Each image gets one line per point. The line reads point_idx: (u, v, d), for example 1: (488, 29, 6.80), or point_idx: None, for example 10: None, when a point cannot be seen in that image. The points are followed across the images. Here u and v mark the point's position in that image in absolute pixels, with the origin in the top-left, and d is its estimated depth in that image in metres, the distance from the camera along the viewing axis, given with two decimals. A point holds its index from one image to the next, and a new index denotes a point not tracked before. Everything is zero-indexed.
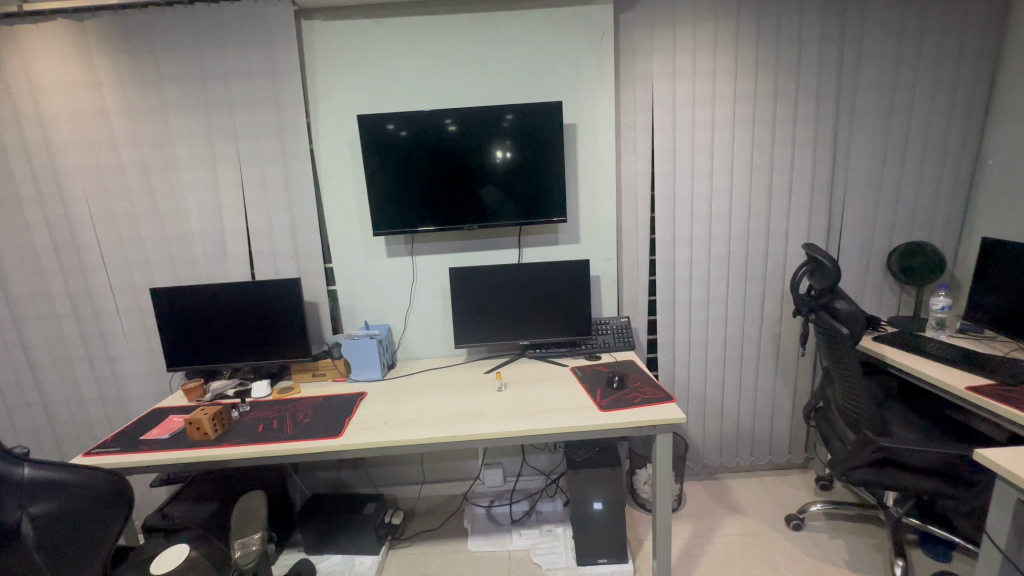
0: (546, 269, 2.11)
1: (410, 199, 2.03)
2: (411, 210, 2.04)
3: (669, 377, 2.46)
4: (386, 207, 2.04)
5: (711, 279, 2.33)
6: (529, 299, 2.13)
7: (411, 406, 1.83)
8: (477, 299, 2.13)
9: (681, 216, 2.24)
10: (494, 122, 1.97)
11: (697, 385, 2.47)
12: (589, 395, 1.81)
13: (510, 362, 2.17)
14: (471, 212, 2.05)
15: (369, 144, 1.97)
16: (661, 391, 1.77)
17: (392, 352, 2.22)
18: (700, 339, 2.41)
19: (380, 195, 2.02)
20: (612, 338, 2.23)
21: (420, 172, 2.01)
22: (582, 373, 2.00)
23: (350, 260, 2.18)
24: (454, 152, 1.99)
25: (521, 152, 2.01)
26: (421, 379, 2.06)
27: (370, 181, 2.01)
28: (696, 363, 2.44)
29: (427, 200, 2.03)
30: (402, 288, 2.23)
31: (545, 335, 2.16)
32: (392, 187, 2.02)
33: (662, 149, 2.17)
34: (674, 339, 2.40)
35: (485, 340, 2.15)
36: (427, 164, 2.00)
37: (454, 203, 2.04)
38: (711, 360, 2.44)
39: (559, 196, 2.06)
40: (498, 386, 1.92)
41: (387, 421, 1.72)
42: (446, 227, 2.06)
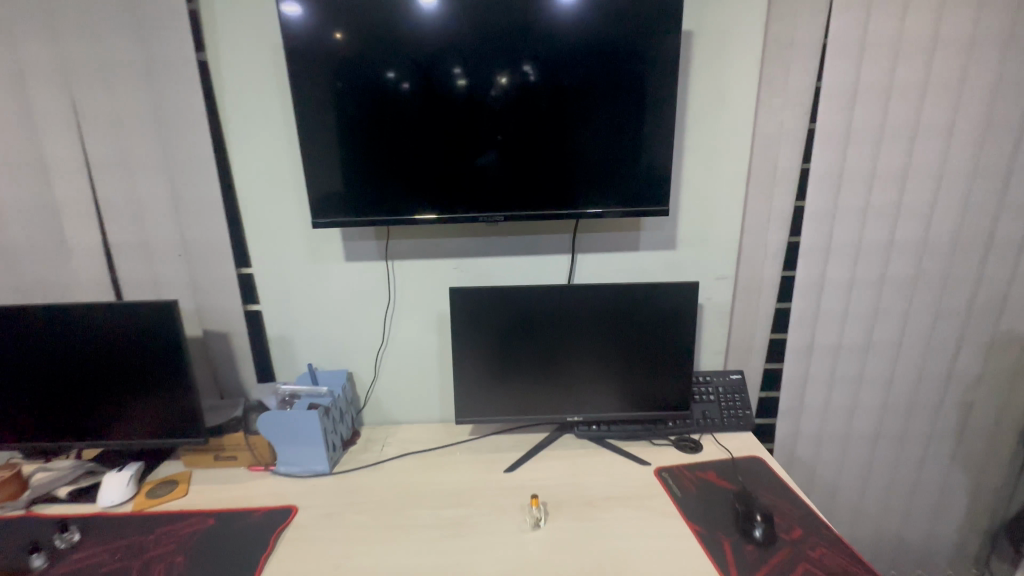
0: (617, 302, 1.23)
1: (373, 161, 1.12)
2: (376, 179, 1.13)
3: (787, 457, 1.58)
4: (327, 177, 1.13)
5: (878, 313, 1.42)
6: (585, 353, 1.26)
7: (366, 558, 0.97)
8: (495, 344, 1.24)
9: (847, 210, 1.31)
10: (551, 23, 1.05)
11: (826, 470, 1.61)
12: (713, 561, 0.94)
13: (546, 447, 1.30)
14: (475, 199, 1.15)
15: (299, 55, 1.05)
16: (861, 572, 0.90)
17: (351, 419, 1.35)
18: (843, 404, 1.52)
19: (323, 158, 1.12)
20: (715, 411, 1.35)
21: (389, 106, 1.08)
22: (679, 488, 1.14)
23: (280, 266, 1.29)
24: (462, 83, 1.07)
25: (572, 72, 1.08)
26: (395, 479, 1.20)
27: (304, 129, 1.10)
28: (830, 440, 1.56)
29: (399, 169, 1.13)
30: (370, 314, 1.34)
31: (608, 408, 1.28)
32: (337, 134, 1.10)
33: (836, 88, 1.21)
34: (803, 403, 1.51)
35: (506, 412, 1.28)
36: (405, 101, 1.08)
37: (444, 180, 1.14)
38: (854, 436, 1.56)
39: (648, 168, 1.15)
40: (529, 519, 1.05)
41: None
42: (438, 216, 1.15)
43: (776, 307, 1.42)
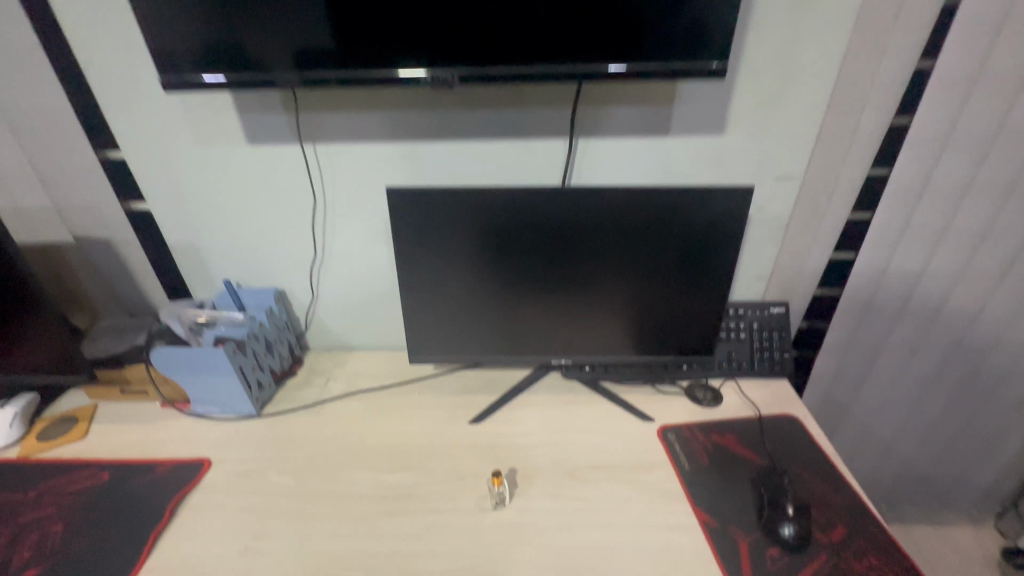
0: (628, 213, 0.87)
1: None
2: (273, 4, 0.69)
3: (822, 398, 1.32)
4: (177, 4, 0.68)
5: (992, 230, 1.03)
6: (579, 280, 0.93)
7: (278, 540, 0.78)
8: (456, 265, 0.92)
9: (991, 76, 0.86)
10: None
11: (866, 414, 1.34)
12: (725, 573, 0.71)
13: (525, 391, 1.04)
14: (434, 35, 0.71)
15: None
16: None
17: (287, 348, 1.09)
18: (910, 344, 1.20)
19: None
20: (743, 353, 1.05)
21: None
22: (686, 459, 0.88)
23: (158, 148, 0.92)
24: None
25: None
26: (332, 428, 0.97)
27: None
28: (878, 382, 1.27)
29: None
30: (294, 218, 1.00)
31: (606, 346, 1.00)
32: None
33: None
34: (855, 339, 1.20)
35: (473, 349, 1.00)
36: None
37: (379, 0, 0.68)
38: (911, 380, 1.26)
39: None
40: (492, 498, 0.82)
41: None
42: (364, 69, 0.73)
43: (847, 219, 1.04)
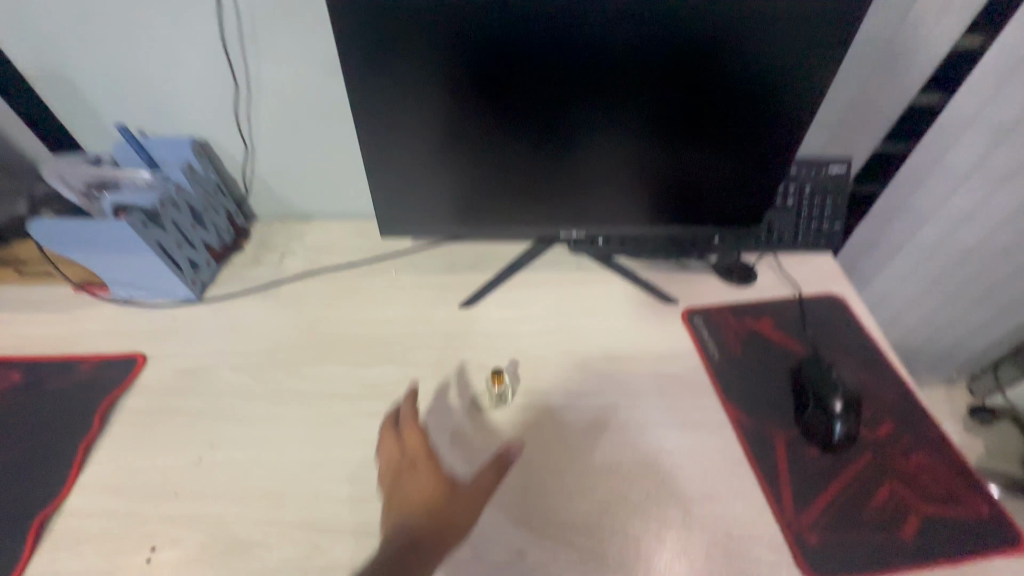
0: (671, 19, 0.61)
1: None
2: None
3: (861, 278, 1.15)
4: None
5: None
6: (597, 124, 0.70)
7: (236, 446, 0.65)
8: (432, 100, 0.67)
9: None
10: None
11: (908, 304, 1.18)
12: (757, 473, 0.63)
13: (526, 269, 0.87)
14: None
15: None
16: (970, 502, 0.60)
17: (224, 219, 0.86)
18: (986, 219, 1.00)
19: None
20: (788, 224, 0.87)
21: None
22: (715, 347, 0.76)
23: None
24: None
25: None
26: (294, 314, 0.80)
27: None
28: (927, 264, 1.09)
29: None
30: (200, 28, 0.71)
31: (624, 214, 0.81)
32: None
33: None
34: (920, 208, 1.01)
35: (460, 218, 0.80)
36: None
37: None
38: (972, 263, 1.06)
39: None
40: (488, 399, 0.70)
41: (150, 548, 0.57)
42: None
43: (952, 42, 0.78)
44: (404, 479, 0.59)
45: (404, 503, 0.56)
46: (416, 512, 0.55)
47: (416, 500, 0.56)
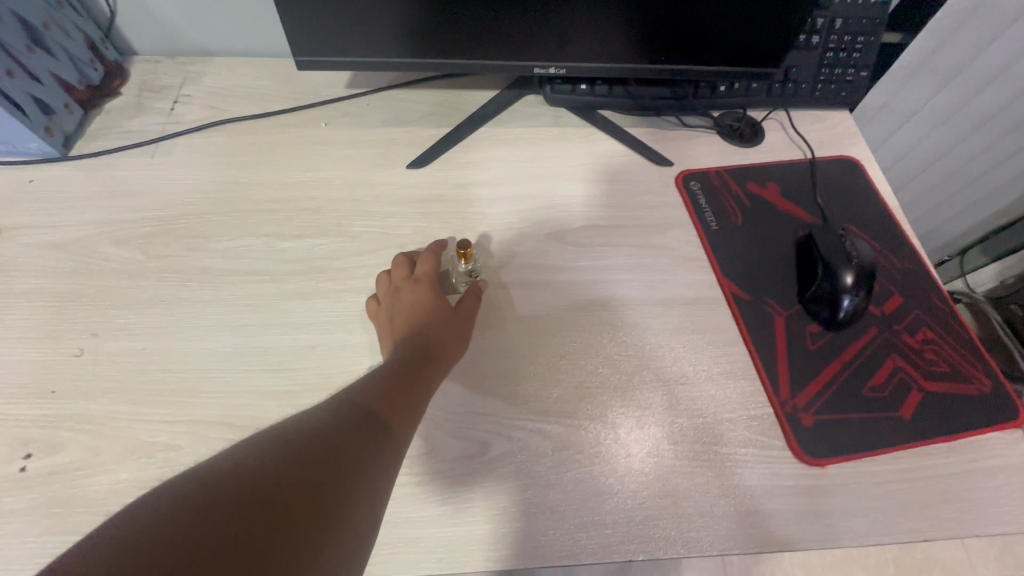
0: None
1: None
2: None
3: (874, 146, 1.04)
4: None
5: None
6: None
7: (128, 335, 0.52)
8: None
9: None
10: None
11: (913, 187, 1.08)
12: (753, 353, 0.56)
13: (490, 123, 0.70)
14: None
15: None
16: (973, 378, 0.56)
17: (81, 43, 0.63)
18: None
19: None
20: (808, 70, 0.72)
21: None
22: (713, 215, 0.65)
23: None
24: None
25: None
26: (195, 176, 0.63)
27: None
28: (948, 127, 0.95)
29: None
30: None
31: (618, 44, 0.63)
32: None
33: None
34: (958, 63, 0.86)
35: (404, 44, 0.61)
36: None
37: None
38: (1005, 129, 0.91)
39: None
40: (458, 278, 0.58)
41: (24, 457, 0.46)
42: None
43: None
44: (396, 295, 0.54)
45: (409, 315, 0.52)
46: (420, 321, 0.52)
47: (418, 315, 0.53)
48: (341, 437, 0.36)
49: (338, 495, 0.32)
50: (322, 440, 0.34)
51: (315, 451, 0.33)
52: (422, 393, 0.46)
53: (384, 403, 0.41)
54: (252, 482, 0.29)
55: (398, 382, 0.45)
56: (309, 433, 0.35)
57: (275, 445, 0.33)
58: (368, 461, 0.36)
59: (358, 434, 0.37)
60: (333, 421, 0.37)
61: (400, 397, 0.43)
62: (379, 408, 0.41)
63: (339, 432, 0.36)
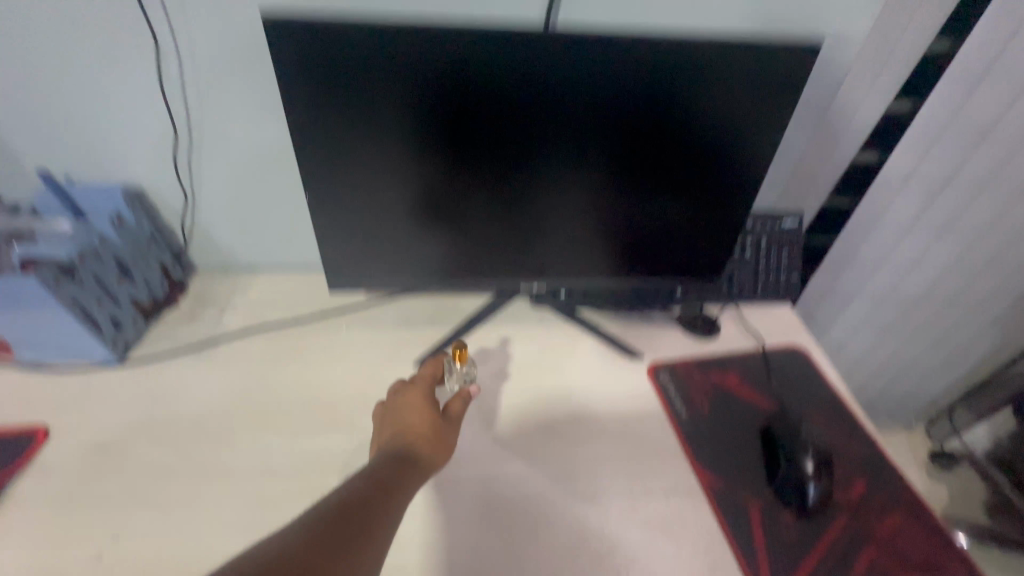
0: (631, 78, 0.60)
1: None
2: None
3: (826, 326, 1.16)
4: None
5: None
6: (556, 177, 0.68)
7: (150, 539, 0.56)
8: (389, 147, 0.63)
9: None
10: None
11: (872, 357, 1.18)
12: (735, 547, 0.59)
13: (486, 323, 0.83)
14: None
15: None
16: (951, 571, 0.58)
17: (159, 271, 0.79)
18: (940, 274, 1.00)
19: None
20: (748, 276, 0.87)
21: None
22: (683, 405, 0.73)
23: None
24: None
25: None
26: (232, 377, 0.73)
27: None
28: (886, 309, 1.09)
29: None
30: (136, 75, 0.67)
31: (590, 265, 0.78)
32: None
33: None
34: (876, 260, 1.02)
35: (416, 271, 0.76)
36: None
37: None
38: (937, 307, 1.05)
39: None
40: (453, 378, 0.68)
41: None
42: None
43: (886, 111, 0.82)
44: (394, 398, 0.63)
45: (401, 415, 0.60)
46: (408, 419, 0.59)
47: (411, 413, 0.60)
48: (314, 554, 0.38)
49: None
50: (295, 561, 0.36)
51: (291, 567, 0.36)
52: (394, 501, 0.48)
53: (355, 515, 0.43)
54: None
55: (370, 493, 0.47)
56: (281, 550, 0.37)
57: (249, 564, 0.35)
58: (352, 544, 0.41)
59: (330, 547, 0.39)
60: (305, 536, 0.39)
61: (377, 498, 0.46)
62: (355, 512, 0.44)
63: (316, 538, 0.39)
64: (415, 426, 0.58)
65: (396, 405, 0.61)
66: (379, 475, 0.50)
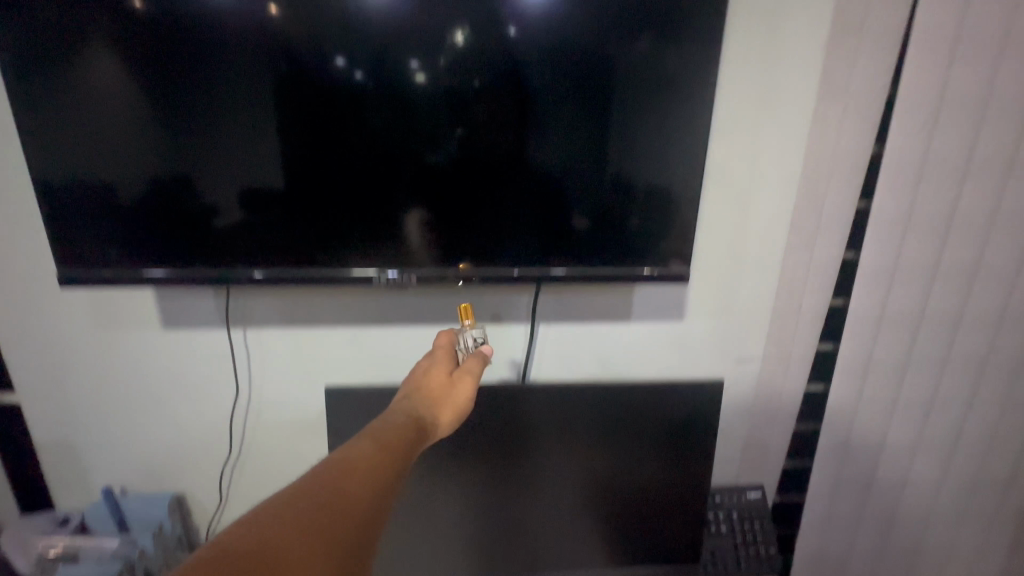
0: (605, 418, 0.85)
1: (207, 121, 0.68)
2: (163, 150, 0.69)
3: None
4: (112, 218, 0.70)
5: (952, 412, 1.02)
6: (555, 486, 0.87)
7: None
8: (427, 471, 0.84)
9: (914, 270, 0.93)
10: (519, 7, 0.67)
11: None
12: None
13: None
14: (371, 197, 0.73)
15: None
16: None
17: None
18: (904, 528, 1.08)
19: (91, 116, 0.66)
20: (729, 552, 0.93)
21: (315, 42, 0.66)
22: None
23: (50, 321, 0.79)
24: (422, 78, 0.69)
25: (642, 52, 0.70)
26: None
27: (94, 119, 0.66)
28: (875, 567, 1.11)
29: (222, 142, 0.69)
30: (205, 411, 0.85)
31: (586, 556, 0.90)
32: (148, 80, 0.66)
33: (912, 97, 0.83)
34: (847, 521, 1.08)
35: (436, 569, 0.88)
36: (323, 100, 0.69)
37: (311, 159, 0.71)
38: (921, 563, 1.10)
39: (603, 167, 0.75)
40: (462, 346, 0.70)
41: None
42: (252, 219, 0.73)
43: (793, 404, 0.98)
44: (418, 368, 0.68)
45: (408, 391, 0.63)
46: (420, 388, 0.63)
47: (421, 386, 0.63)
48: (314, 513, 0.41)
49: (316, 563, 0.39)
50: (295, 519, 0.40)
51: (291, 527, 0.40)
52: (400, 457, 0.51)
53: (359, 472, 0.46)
54: (243, 551, 0.37)
55: (375, 450, 0.50)
56: (284, 509, 0.41)
57: (253, 523, 0.39)
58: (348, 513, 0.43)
59: (331, 504, 0.43)
60: (308, 496, 0.43)
61: (376, 458, 0.49)
62: (353, 471, 0.46)
63: (311, 506, 0.42)
64: (430, 391, 0.63)
65: (417, 373, 0.67)
66: (385, 434, 0.53)
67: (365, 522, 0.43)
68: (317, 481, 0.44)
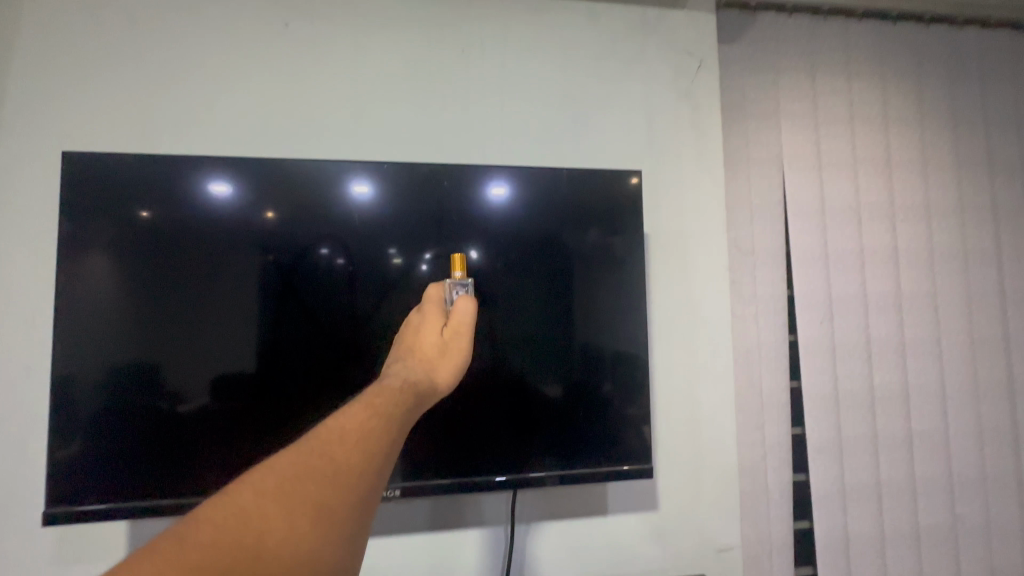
0: None
1: (208, 329, 0.79)
2: (163, 356, 0.77)
3: None
4: (100, 431, 0.74)
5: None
6: None
7: None
8: None
9: (857, 444, 1.02)
10: (478, 232, 0.86)
11: None
12: None
13: None
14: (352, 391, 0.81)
15: (111, 206, 0.77)
16: None
17: None
18: None
19: (102, 334, 0.75)
20: None
21: (313, 263, 0.81)
22: None
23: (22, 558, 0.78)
24: (398, 265, 0.84)
25: (583, 271, 0.89)
26: None
27: (103, 327, 0.75)
28: None
29: (221, 350, 0.79)
30: None
31: None
32: (160, 298, 0.78)
33: (807, 300, 1.03)
34: None
35: None
36: (310, 287, 0.81)
37: (300, 358, 0.80)
38: None
39: (562, 363, 0.87)
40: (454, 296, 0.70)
41: None
42: (239, 416, 0.78)
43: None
44: (411, 326, 0.66)
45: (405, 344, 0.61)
46: (413, 340, 0.61)
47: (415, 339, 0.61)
48: (300, 484, 0.37)
49: (312, 542, 0.35)
50: (273, 501, 0.36)
51: (272, 500, 0.36)
52: (394, 415, 0.45)
53: (345, 442, 0.40)
54: (212, 548, 0.33)
55: (363, 414, 0.43)
56: (265, 481, 0.37)
57: (224, 513, 0.35)
58: (335, 479, 0.38)
59: (317, 471, 0.38)
60: (282, 470, 0.38)
61: (358, 421, 0.42)
62: (334, 440, 0.40)
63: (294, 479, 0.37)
64: (422, 347, 0.59)
65: (412, 331, 0.64)
66: (379, 394, 0.46)
67: (350, 497, 0.38)
68: (300, 456, 0.39)
